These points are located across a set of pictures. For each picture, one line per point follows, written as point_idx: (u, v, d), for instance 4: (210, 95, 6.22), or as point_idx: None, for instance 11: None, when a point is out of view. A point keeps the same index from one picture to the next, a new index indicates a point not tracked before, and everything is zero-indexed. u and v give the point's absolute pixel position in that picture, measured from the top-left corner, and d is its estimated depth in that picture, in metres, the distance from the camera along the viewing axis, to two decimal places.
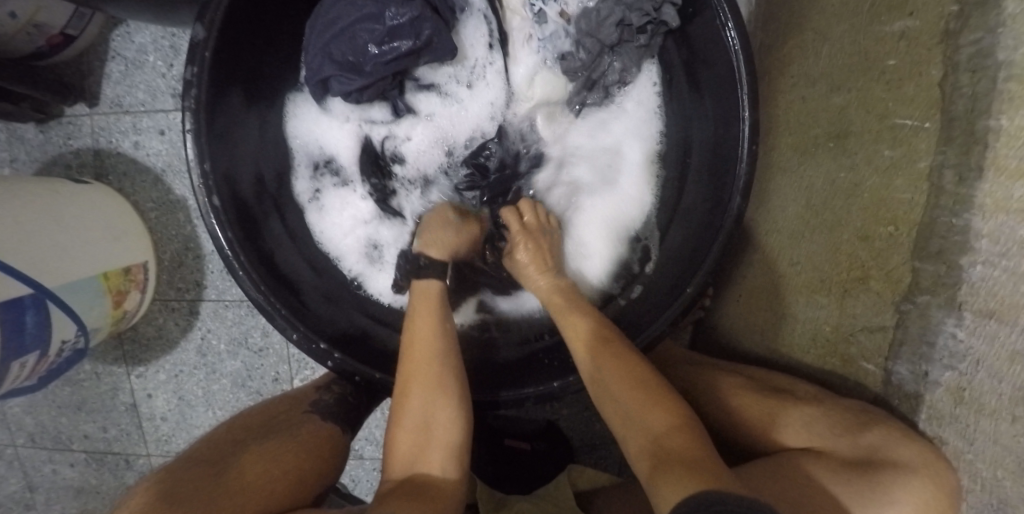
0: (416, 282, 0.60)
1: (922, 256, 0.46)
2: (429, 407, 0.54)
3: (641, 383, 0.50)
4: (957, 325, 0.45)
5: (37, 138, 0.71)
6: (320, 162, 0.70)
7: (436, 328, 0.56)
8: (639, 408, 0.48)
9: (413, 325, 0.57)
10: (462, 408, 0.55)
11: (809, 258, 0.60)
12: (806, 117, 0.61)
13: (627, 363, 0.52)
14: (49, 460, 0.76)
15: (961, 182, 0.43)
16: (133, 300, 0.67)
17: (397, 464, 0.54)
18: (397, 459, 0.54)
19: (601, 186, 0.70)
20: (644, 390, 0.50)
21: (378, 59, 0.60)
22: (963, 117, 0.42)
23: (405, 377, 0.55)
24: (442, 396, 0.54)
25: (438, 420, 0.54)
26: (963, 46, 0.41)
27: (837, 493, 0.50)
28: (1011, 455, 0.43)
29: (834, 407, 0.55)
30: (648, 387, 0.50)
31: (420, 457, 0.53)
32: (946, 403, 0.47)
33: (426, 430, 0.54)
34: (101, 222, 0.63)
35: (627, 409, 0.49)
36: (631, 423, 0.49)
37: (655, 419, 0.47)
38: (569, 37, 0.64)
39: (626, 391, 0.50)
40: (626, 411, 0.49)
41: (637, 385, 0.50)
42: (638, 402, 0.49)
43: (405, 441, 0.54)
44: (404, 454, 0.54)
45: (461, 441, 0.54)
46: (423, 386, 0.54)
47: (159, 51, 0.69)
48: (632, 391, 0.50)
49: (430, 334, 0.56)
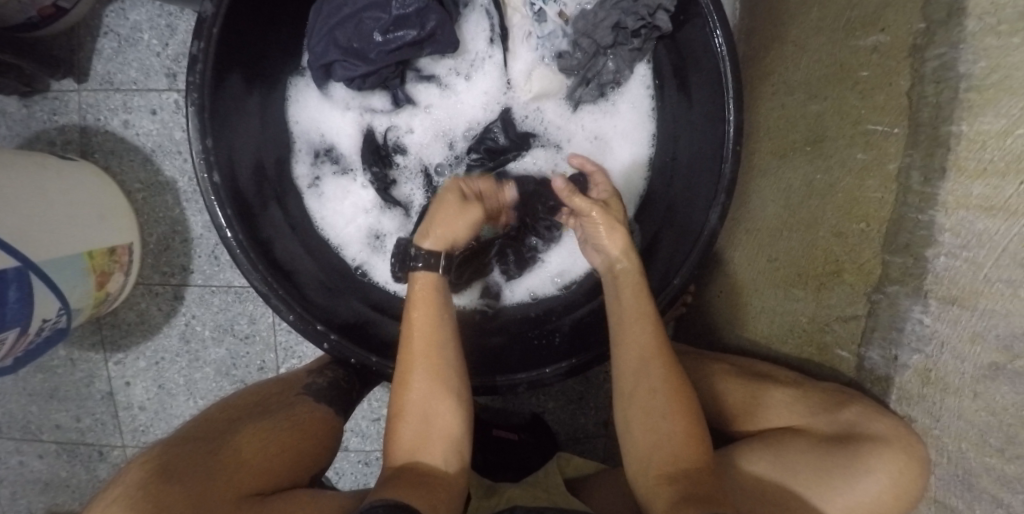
0: (416, 273, 0.56)
1: (892, 250, 0.50)
2: (429, 399, 0.55)
3: (688, 406, 0.53)
4: (923, 312, 0.48)
5: (20, 112, 0.70)
6: (321, 150, 0.71)
7: (437, 321, 0.56)
8: (676, 427, 0.52)
9: (411, 320, 0.56)
10: (460, 395, 0.56)
11: (786, 253, 0.65)
12: (784, 124, 0.66)
13: (673, 370, 0.55)
14: (16, 451, 0.75)
15: (927, 182, 0.47)
16: (116, 281, 0.66)
17: (398, 451, 0.54)
18: (399, 447, 0.54)
19: (599, 176, 0.73)
20: (684, 407, 0.53)
21: (382, 47, 0.62)
22: (928, 124, 0.46)
23: (403, 370, 0.55)
24: (441, 390, 0.55)
25: (437, 411, 0.55)
26: (929, 59, 0.46)
27: (810, 471, 0.56)
28: (973, 428, 0.47)
29: (812, 389, 0.61)
30: (687, 403, 0.53)
31: (422, 447, 0.54)
32: (914, 384, 0.52)
33: (428, 422, 0.55)
34: (88, 201, 0.62)
35: (658, 418, 0.53)
36: (660, 438, 0.52)
37: (686, 446, 0.51)
38: (565, 37, 0.68)
39: (669, 404, 0.53)
40: (660, 424, 0.52)
41: (684, 406, 0.53)
42: (672, 420, 0.52)
43: (407, 432, 0.54)
44: (405, 440, 0.54)
45: (463, 434, 0.56)
46: (427, 381, 0.55)
47: (154, 29, 0.70)
48: (674, 404, 0.53)
49: (431, 328, 0.56)
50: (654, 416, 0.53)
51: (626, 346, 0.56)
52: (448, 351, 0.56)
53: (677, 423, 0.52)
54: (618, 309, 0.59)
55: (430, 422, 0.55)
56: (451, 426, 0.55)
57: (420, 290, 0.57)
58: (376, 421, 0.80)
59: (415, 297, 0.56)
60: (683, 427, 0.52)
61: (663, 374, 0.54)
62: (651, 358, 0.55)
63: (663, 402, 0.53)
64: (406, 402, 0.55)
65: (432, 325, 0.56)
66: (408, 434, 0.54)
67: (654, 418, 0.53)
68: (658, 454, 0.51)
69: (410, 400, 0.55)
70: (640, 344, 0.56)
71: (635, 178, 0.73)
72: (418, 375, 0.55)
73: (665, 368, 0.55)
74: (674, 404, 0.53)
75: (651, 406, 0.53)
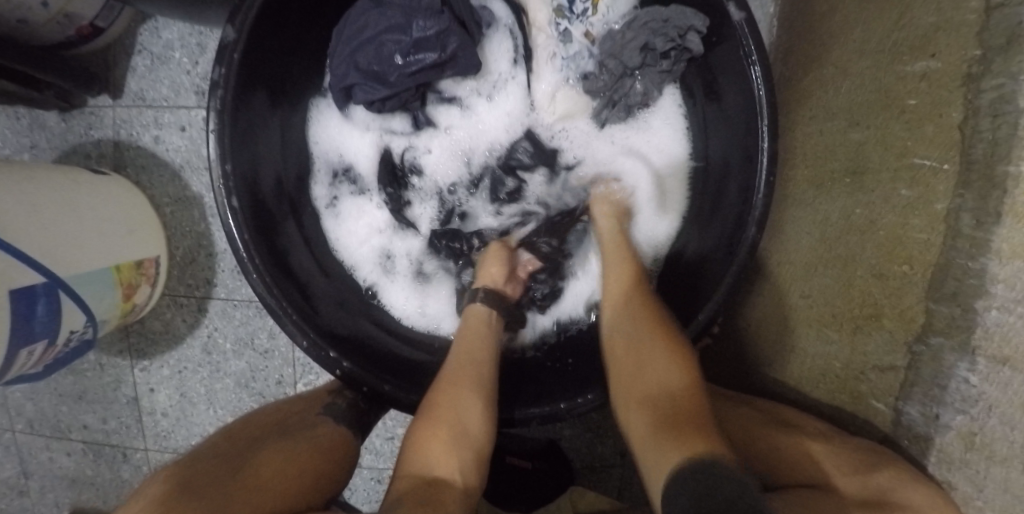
0: (472, 305, 0.64)
1: (937, 297, 0.46)
2: (469, 412, 0.55)
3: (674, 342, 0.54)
4: (970, 370, 0.44)
5: (60, 126, 0.74)
6: (339, 170, 0.72)
7: (484, 344, 0.61)
8: (661, 357, 0.52)
9: (467, 341, 0.61)
10: (489, 413, 0.56)
11: (820, 291, 0.61)
12: (822, 152, 0.62)
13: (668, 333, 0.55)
14: (47, 448, 0.79)
15: (978, 225, 0.42)
16: (143, 293, 0.69)
17: (416, 459, 0.53)
18: (417, 455, 0.53)
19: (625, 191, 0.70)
20: (672, 345, 0.53)
21: (402, 70, 0.62)
22: (982, 162, 0.42)
23: (455, 381, 0.57)
24: (481, 407, 0.56)
25: (467, 421, 0.54)
26: (985, 90, 0.41)
27: None
28: (1022, 504, 0.42)
29: (843, 445, 0.56)
30: (675, 340, 0.54)
31: (441, 460, 0.52)
32: (957, 448, 0.47)
33: (463, 435, 0.54)
34: (118, 215, 0.64)
35: (645, 354, 0.54)
36: (639, 375, 0.53)
37: (674, 369, 0.51)
38: (591, 58, 0.67)
39: (653, 341, 0.54)
40: (643, 357, 0.54)
41: (669, 342, 0.54)
42: (659, 357, 0.53)
43: (436, 442, 0.53)
44: (426, 449, 0.53)
45: (483, 456, 0.54)
46: (477, 398, 0.56)
47: (185, 48, 0.72)
48: (657, 339, 0.54)
49: (484, 350, 0.61)
50: (641, 352, 0.54)
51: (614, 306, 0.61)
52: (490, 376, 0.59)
53: (668, 358, 0.52)
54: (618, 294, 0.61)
55: (463, 433, 0.54)
56: (479, 444, 0.54)
57: (474, 321, 0.64)
58: (390, 439, 0.80)
59: (468, 324, 0.64)
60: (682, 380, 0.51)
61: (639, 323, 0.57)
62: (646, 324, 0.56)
63: (648, 340, 0.54)
64: (443, 413, 0.55)
65: (482, 346, 0.61)
66: (433, 444, 0.53)
67: (638, 357, 0.54)
68: (643, 390, 0.52)
69: (443, 404, 0.55)
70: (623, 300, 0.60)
71: (668, 194, 0.70)
72: (458, 382, 0.57)
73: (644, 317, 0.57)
74: (661, 342, 0.54)
75: (649, 359, 0.53)
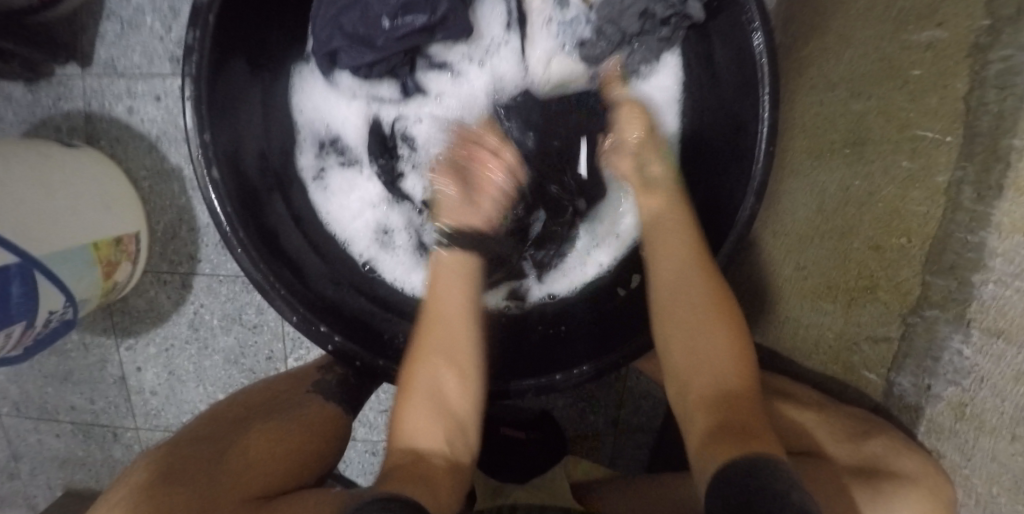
0: (440, 253, 0.59)
1: (934, 271, 0.46)
2: (443, 381, 0.55)
3: (732, 332, 0.53)
4: (964, 342, 0.45)
5: (26, 98, 0.69)
6: (326, 140, 0.70)
7: (457, 299, 0.57)
8: (715, 343, 0.52)
9: (437, 299, 0.58)
10: (468, 383, 0.56)
11: (814, 263, 0.61)
12: (822, 122, 0.60)
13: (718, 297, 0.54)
14: (35, 429, 0.78)
15: (979, 200, 0.42)
16: (124, 271, 0.66)
17: (400, 433, 0.54)
18: (403, 429, 0.54)
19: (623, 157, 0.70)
20: (730, 330, 0.53)
21: (390, 33, 0.58)
22: (987, 135, 0.41)
23: (424, 349, 0.55)
24: (458, 372, 0.55)
25: (448, 394, 0.55)
26: (991, 61, 0.40)
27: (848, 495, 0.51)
28: (1008, 472, 0.43)
29: (835, 414, 0.58)
30: (730, 321, 0.53)
31: (421, 430, 0.53)
32: (946, 417, 0.49)
33: (441, 407, 0.55)
34: (93, 189, 0.61)
35: (701, 337, 0.53)
36: (700, 361, 0.52)
37: (731, 366, 0.51)
38: (589, 24, 0.65)
39: (708, 320, 0.53)
40: (699, 340, 0.53)
41: (729, 334, 0.53)
42: (715, 340, 0.53)
43: (417, 414, 0.54)
44: (407, 421, 0.54)
45: (466, 422, 0.56)
46: (449, 365, 0.55)
47: (157, 12, 0.67)
48: (712, 319, 0.53)
49: (457, 310, 0.57)
50: (700, 336, 0.53)
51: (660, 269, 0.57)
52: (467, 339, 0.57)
53: (724, 350, 0.52)
54: (658, 241, 0.59)
55: (439, 404, 0.55)
56: (460, 411, 0.55)
57: (444, 272, 0.59)
58: (384, 412, 0.80)
59: (439, 275, 0.59)
60: (729, 350, 0.52)
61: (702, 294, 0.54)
62: (696, 289, 0.54)
63: (704, 317, 0.53)
64: (416, 383, 0.55)
65: (454, 306, 0.57)
66: (411, 415, 0.54)
67: (695, 336, 0.53)
68: (706, 383, 0.51)
69: (421, 379, 0.54)
70: (674, 270, 0.56)
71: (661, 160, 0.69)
72: (435, 352, 0.55)
73: (702, 274, 0.54)
74: (718, 321, 0.53)
75: (690, 332, 0.53)
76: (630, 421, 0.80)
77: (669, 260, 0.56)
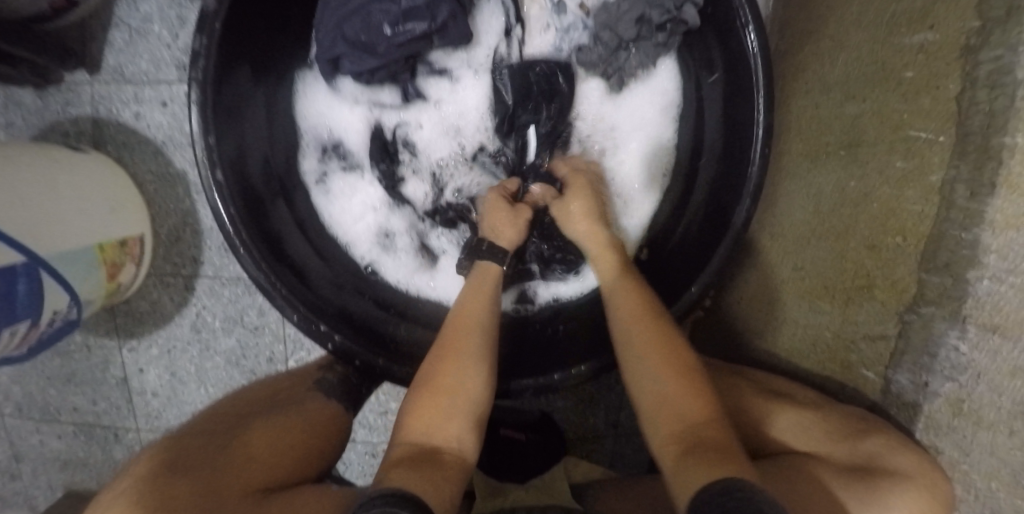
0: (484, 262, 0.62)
1: (930, 268, 0.47)
2: (465, 378, 0.53)
3: (687, 367, 0.51)
4: (960, 339, 0.45)
5: (35, 103, 0.71)
6: (328, 146, 0.70)
7: (486, 304, 0.59)
8: (672, 381, 0.50)
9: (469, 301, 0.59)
10: (488, 382, 0.55)
11: (811, 264, 0.62)
12: (818, 124, 0.61)
13: (665, 338, 0.53)
14: (36, 431, 0.78)
15: (973, 197, 0.42)
16: (128, 273, 0.67)
17: (413, 427, 0.51)
18: (415, 424, 0.51)
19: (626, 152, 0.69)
20: (681, 364, 0.51)
21: (391, 41, 0.60)
22: (977, 134, 0.42)
23: (450, 344, 0.55)
24: (479, 368, 0.54)
25: (471, 391, 0.53)
26: (982, 62, 0.41)
27: (840, 493, 0.51)
28: (1006, 467, 0.44)
29: (833, 412, 0.58)
30: (680, 358, 0.52)
31: (434, 428, 0.51)
32: (944, 414, 0.49)
33: (458, 405, 0.52)
34: (99, 192, 0.62)
35: (654, 378, 0.51)
36: (660, 397, 0.50)
37: (689, 397, 0.49)
38: (586, 30, 0.67)
39: (660, 361, 0.52)
40: (657, 378, 0.51)
41: (682, 371, 0.51)
42: (669, 378, 0.51)
43: (429, 410, 0.51)
44: (421, 417, 0.51)
45: (479, 425, 0.53)
46: (466, 364, 0.54)
47: (165, 21, 0.69)
48: (666, 362, 0.52)
49: (484, 315, 0.57)
50: (653, 374, 0.52)
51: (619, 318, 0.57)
52: (490, 345, 0.56)
53: (677, 380, 0.50)
54: (616, 296, 0.59)
55: (457, 405, 0.52)
56: (477, 411, 0.53)
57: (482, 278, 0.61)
58: (383, 414, 0.80)
59: (480, 279, 0.61)
60: (680, 383, 0.50)
61: (656, 340, 0.53)
62: (645, 336, 0.54)
63: (654, 358, 0.52)
64: (446, 379, 0.53)
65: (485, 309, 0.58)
66: (428, 412, 0.51)
67: (651, 377, 0.52)
68: (662, 414, 0.49)
69: (453, 373, 0.53)
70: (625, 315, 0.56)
71: (660, 165, 0.69)
72: (467, 348, 0.55)
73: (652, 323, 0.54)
74: (668, 361, 0.52)
75: (648, 372, 0.52)
76: (630, 423, 0.81)
77: (627, 314, 0.56)
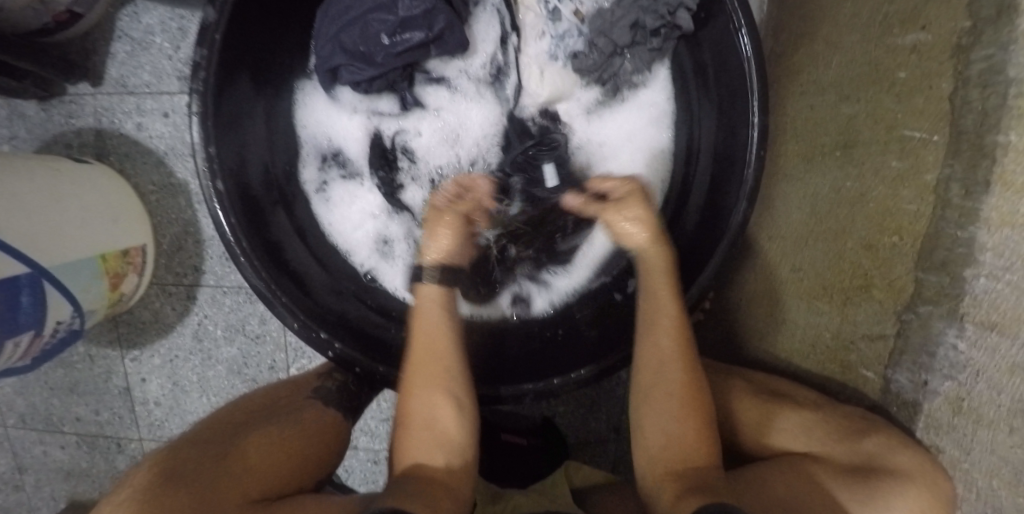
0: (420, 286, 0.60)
1: (926, 267, 0.47)
2: (430, 404, 0.55)
3: (700, 412, 0.53)
4: (958, 336, 0.45)
5: (39, 115, 0.72)
6: (328, 154, 0.71)
7: (438, 328, 0.58)
8: (684, 424, 0.53)
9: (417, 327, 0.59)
10: (461, 406, 0.56)
11: (809, 265, 0.62)
12: (812, 126, 0.62)
13: (694, 383, 0.54)
14: (39, 442, 0.79)
15: (967, 195, 0.42)
16: (130, 283, 0.68)
17: (402, 459, 0.54)
18: (403, 455, 0.54)
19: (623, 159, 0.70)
20: (697, 408, 0.53)
21: (389, 50, 0.60)
22: (971, 132, 0.42)
23: (409, 375, 0.57)
24: (442, 392, 0.56)
25: (440, 417, 0.55)
26: (974, 61, 0.41)
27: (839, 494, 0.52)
28: (1007, 465, 0.44)
29: (833, 413, 0.58)
30: (699, 406, 0.54)
31: (419, 454, 0.54)
32: (945, 413, 0.49)
33: (433, 429, 0.55)
34: (101, 203, 0.63)
35: (668, 419, 0.53)
36: (671, 439, 0.53)
37: (696, 444, 0.52)
38: (581, 37, 0.64)
39: (680, 405, 0.53)
40: (672, 423, 0.53)
41: (696, 415, 0.53)
42: (682, 422, 0.53)
43: (411, 439, 0.55)
44: (405, 448, 0.55)
45: (465, 446, 0.55)
46: (430, 390, 0.56)
47: (166, 33, 0.70)
48: (683, 407, 0.53)
49: (438, 338, 0.58)
50: (667, 416, 0.53)
51: (645, 348, 0.57)
52: (454, 368, 0.57)
53: (686, 426, 0.53)
54: (643, 314, 0.59)
55: (432, 431, 0.55)
56: (453, 431, 0.55)
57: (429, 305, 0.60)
58: (385, 421, 0.80)
59: (421, 309, 0.60)
60: (694, 430, 0.53)
61: (683, 387, 0.54)
62: (672, 376, 0.54)
63: (675, 403, 0.54)
64: (410, 410, 0.56)
65: (438, 338, 0.58)
66: (409, 443, 0.55)
67: (665, 418, 0.54)
68: (669, 453, 0.52)
69: (416, 401, 0.56)
70: (660, 345, 0.56)
71: (657, 169, 0.70)
72: (419, 385, 0.56)
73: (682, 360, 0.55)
74: (686, 408, 0.53)
75: (663, 414, 0.54)
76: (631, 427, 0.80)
77: (662, 344, 0.56)
